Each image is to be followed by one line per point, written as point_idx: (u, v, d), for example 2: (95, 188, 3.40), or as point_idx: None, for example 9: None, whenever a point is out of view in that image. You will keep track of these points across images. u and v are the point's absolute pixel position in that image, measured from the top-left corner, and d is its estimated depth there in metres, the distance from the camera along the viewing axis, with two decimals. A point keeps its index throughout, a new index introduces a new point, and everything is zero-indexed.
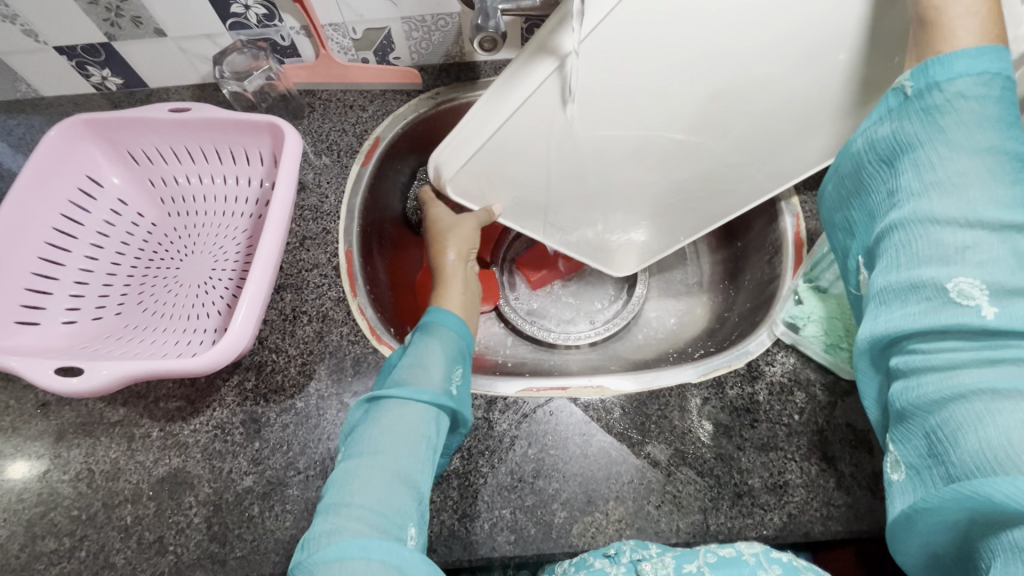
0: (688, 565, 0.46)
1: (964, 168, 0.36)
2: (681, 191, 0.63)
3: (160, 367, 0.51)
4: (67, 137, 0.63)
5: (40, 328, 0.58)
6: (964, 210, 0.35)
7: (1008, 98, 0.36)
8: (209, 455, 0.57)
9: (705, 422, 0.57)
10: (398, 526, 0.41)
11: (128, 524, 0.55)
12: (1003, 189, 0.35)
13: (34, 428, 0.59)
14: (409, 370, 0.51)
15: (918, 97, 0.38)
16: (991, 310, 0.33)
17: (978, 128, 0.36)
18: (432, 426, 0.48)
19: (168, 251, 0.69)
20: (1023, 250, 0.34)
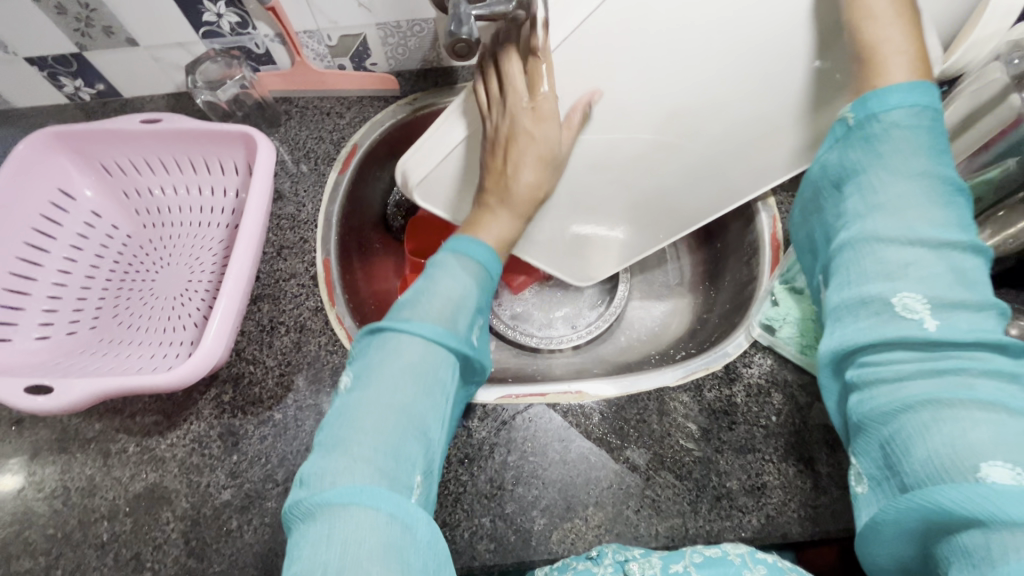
0: (675, 565, 0.46)
1: (906, 191, 0.39)
2: (661, 200, 0.65)
3: (131, 384, 0.51)
4: (37, 150, 0.62)
5: (12, 344, 0.58)
6: (908, 231, 0.39)
7: (937, 128, 0.40)
8: (186, 469, 0.57)
9: (684, 425, 0.57)
10: (404, 476, 0.41)
11: (105, 541, 0.54)
12: (939, 211, 0.39)
13: (7, 446, 0.58)
14: (440, 304, 0.48)
15: (861, 126, 0.42)
16: (932, 322, 0.37)
17: (914, 154, 0.40)
18: (446, 373, 0.47)
19: (144, 263, 0.68)
20: (958, 267, 0.38)
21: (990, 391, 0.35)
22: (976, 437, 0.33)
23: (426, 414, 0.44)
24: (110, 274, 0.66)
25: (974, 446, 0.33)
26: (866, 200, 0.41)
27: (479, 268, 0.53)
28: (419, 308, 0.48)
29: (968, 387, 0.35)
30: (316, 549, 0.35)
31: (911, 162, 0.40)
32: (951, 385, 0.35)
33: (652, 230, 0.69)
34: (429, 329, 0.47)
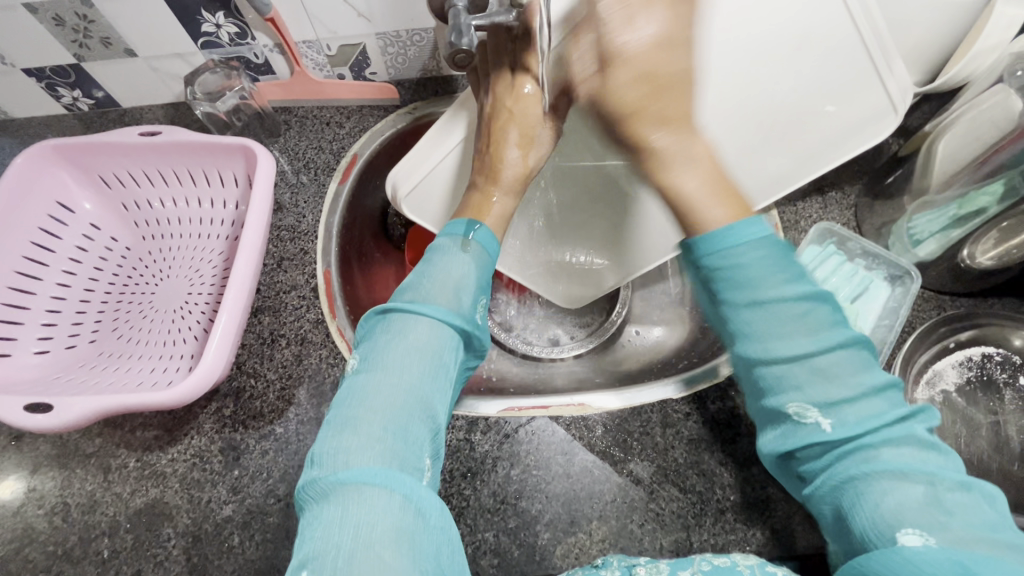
0: (681, 572, 0.44)
1: (808, 301, 0.41)
2: (627, 225, 0.64)
3: (132, 401, 0.50)
4: (35, 163, 0.62)
5: (11, 359, 0.57)
6: (796, 341, 0.41)
7: (779, 245, 0.43)
8: (187, 484, 0.57)
9: (687, 437, 0.57)
10: (414, 458, 0.40)
11: (106, 558, 0.54)
12: (807, 319, 0.41)
13: (7, 462, 0.58)
14: (438, 286, 0.49)
15: (718, 267, 0.43)
16: (826, 422, 0.40)
17: (787, 268, 0.42)
18: (451, 354, 0.47)
19: (143, 275, 0.68)
20: (841, 361, 0.41)
21: (894, 455, 0.39)
22: (893, 502, 0.37)
23: (434, 395, 0.44)
24: (109, 287, 0.66)
25: (901, 512, 0.36)
26: (772, 322, 0.41)
27: (482, 247, 0.53)
28: (422, 290, 0.48)
29: (874, 419, 0.40)
30: (327, 534, 0.35)
31: (780, 285, 0.41)
32: (864, 442, 0.39)
33: (622, 258, 0.66)
34: (434, 309, 0.47)
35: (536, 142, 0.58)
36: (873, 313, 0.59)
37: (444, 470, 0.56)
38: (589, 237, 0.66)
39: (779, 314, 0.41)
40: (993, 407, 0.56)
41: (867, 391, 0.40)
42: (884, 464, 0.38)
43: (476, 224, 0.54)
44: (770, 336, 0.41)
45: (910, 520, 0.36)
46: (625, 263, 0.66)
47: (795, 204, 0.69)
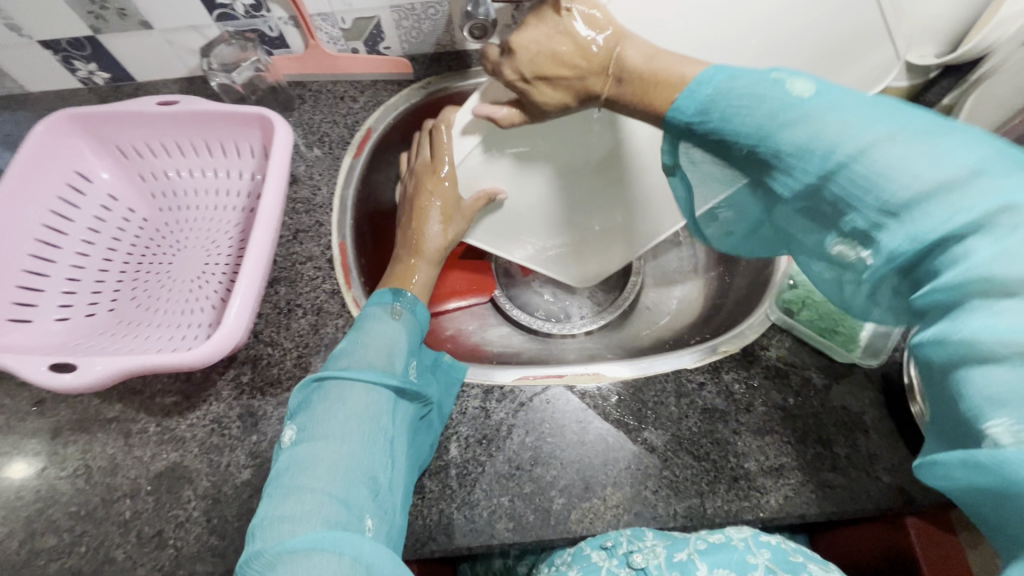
0: (678, 552, 0.48)
1: (812, 121, 0.35)
2: (610, 220, 0.68)
3: (154, 363, 0.51)
4: (55, 131, 0.62)
5: (32, 325, 0.58)
6: (810, 173, 0.37)
7: (766, 75, 0.37)
8: (206, 449, 0.57)
9: (701, 407, 0.57)
10: (356, 517, 0.42)
11: (127, 519, 0.55)
12: (790, 141, 0.36)
13: (30, 426, 0.59)
14: (371, 351, 0.51)
15: (702, 134, 0.41)
16: (868, 256, 0.36)
17: (771, 100, 0.37)
18: (388, 414, 0.48)
19: (161, 246, 0.68)
20: (864, 175, 0.34)
21: (908, 162, 0.33)
22: (995, 351, 0.29)
23: (373, 455, 0.45)
24: (128, 257, 0.67)
25: (1006, 380, 0.29)
26: (785, 173, 0.38)
27: (410, 316, 0.56)
28: (356, 356, 0.50)
29: (945, 220, 0.32)
30: None
31: (763, 121, 0.37)
32: (934, 257, 0.33)
33: (608, 245, 0.71)
34: (365, 372, 0.49)
35: (456, 213, 0.61)
36: None
37: (460, 437, 0.57)
38: (572, 235, 0.70)
39: (784, 163, 0.37)
40: None
41: (937, 190, 0.32)
42: (982, 311, 0.30)
43: (401, 293, 0.58)
44: (790, 183, 0.38)
45: (1010, 405, 0.29)
46: (612, 247, 0.71)
47: None
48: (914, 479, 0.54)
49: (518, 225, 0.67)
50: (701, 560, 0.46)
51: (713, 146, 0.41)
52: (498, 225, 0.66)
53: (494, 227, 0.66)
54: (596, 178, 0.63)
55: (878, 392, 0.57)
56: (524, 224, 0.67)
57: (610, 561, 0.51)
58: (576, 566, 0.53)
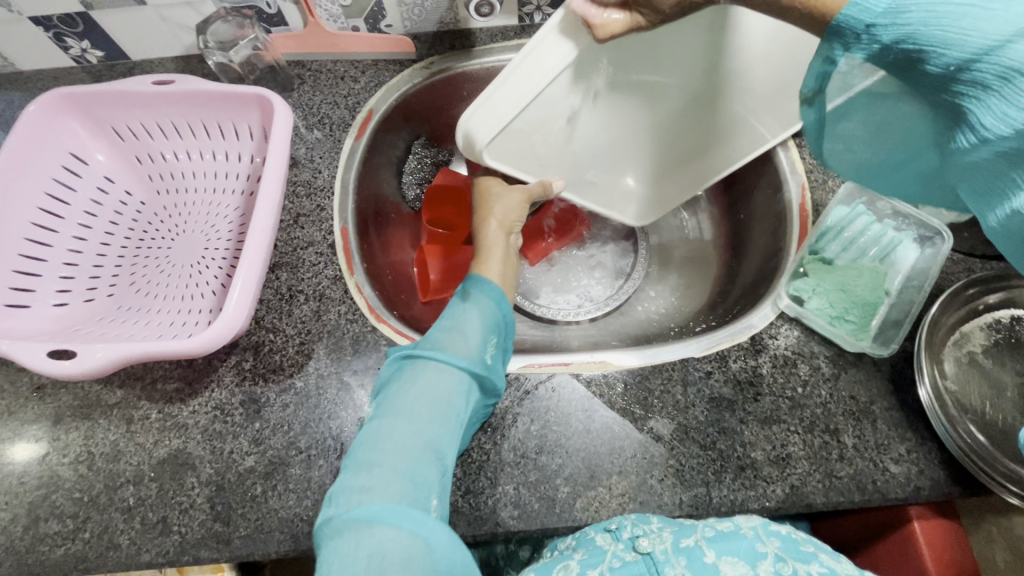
0: (684, 539, 0.45)
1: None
2: (688, 138, 0.67)
3: (154, 350, 0.50)
4: (48, 111, 0.61)
5: (31, 311, 0.57)
6: None
7: None
8: (209, 436, 0.57)
9: (708, 396, 0.57)
10: (423, 497, 0.42)
11: (131, 505, 0.55)
12: None
13: (31, 412, 0.59)
14: (447, 333, 0.51)
15: (887, 42, 0.36)
16: None
17: (1012, 4, 0.32)
18: (463, 398, 0.48)
19: (158, 230, 0.67)
20: None
21: None
22: None
23: (442, 436, 0.46)
24: (126, 241, 0.65)
25: None
26: (1001, 106, 0.35)
27: (488, 297, 0.54)
28: (438, 339, 0.51)
29: None
30: (338, 567, 0.36)
31: (997, 30, 0.33)
32: None
33: (677, 167, 0.71)
34: (443, 354, 0.49)
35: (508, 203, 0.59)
36: (900, 274, 0.58)
37: None
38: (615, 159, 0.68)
39: (1010, 86, 0.34)
40: (1020, 368, 0.55)
41: None
42: None
43: (481, 279, 0.54)
44: (1003, 121, 0.35)
45: None
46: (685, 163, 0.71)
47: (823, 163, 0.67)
48: (921, 469, 0.53)
49: (575, 146, 0.62)
50: (709, 546, 0.44)
51: (900, 63, 0.38)
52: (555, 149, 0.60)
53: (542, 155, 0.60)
54: (691, 87, 0.61)
55: (887, 382, 0.56)
56: (581, 143, 0.63)
57: (616, 545, 0.47)
58: (578, 549, 0.49)
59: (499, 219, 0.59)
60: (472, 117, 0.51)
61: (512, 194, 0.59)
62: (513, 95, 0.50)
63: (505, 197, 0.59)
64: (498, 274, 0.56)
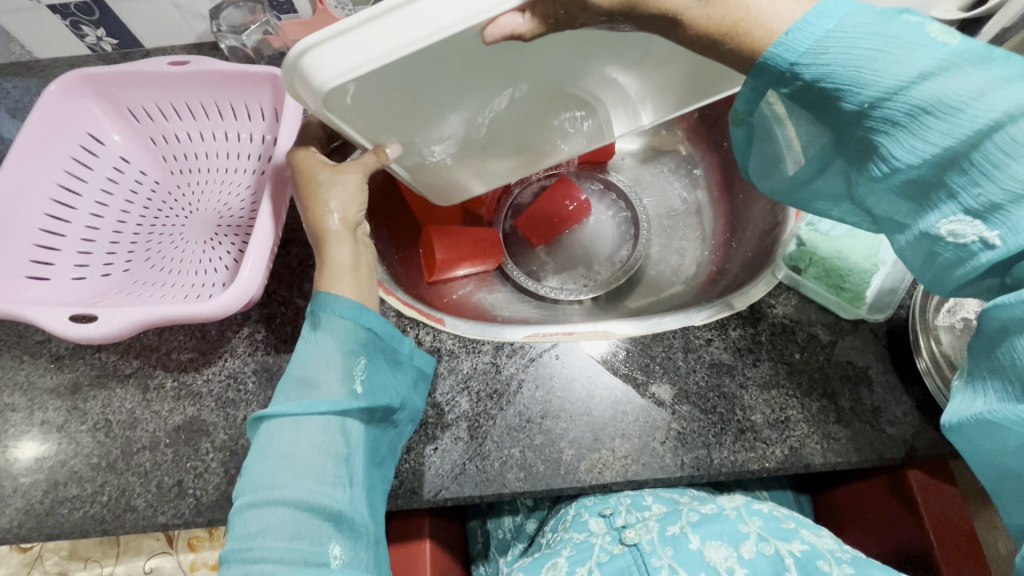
0: (671, 525, 0.54)
1: (957, 74, 0.33)
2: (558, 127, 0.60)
3: (172, 315, 0.52)
4: (67, 92, 0.63)
5: (50, 283, 0.59)
6: (950, 132, 0.33)
7: (899, 15, 0.34)
8: (222, 403, 0.59)
9: (708, 362, 0.58)
10: (316, 554, 0.43)
11: (148, 470, 0.56)
12: (954, 82, 0.33)
13: (49, 382, 0.60)
14: (304, 377, 0.48)
15: (809, 80, 0.36)
16: (994, 235, 0.34)
17: (915, 49, 0.33)
18: (340, 439, 0.47)
19: (172, 209, 0.69)
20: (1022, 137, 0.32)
21: None
22: None
23: (321, 490, 0.44)
24: (141, 218, 0.67)
25: None
26: (910, 139, 0.35)
27: (344, 318, 0.49)
28: (298, 387, 0.48)
29: None
30: None
31: (906, 73, 0.33)
32: None
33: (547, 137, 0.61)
34: (296, 405, 0.46)
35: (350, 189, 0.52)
36: None
37: (470, 391, 0.58)
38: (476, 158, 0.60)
39: (917, 122, 0.34)
40: None
41: None
42: None
43: (332, 298, 0.49)
44: (912, 152, 0.35)
45: None
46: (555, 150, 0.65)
47: None
48: (916, 431, 0.55)
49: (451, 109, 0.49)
50: (693, 532, 0.52)
51: (818, 100, 0.37)
52: (406, 131, 0.50)
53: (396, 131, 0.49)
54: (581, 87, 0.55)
55: (883, 347, 0.58)
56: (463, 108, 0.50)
57: (603, 538, 0.56)
58: (577, 532, 0.59)
59: (339, 212, 0.52)
60: (312, 46, 0.37)
61: (347, 176, 0.52)
62: (381, 42, 0.37)
63: (337, 185, 0.52)
64: (349, 285, 0.50)
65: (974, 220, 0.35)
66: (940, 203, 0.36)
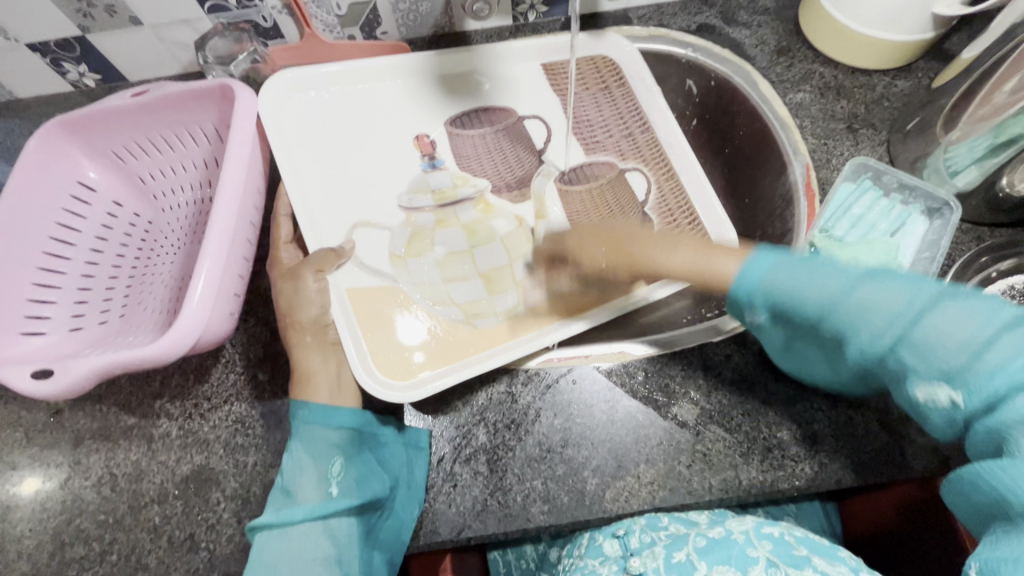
0: (677, 552, 0.51)
1: (876, 287, 0.39)
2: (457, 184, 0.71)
3: (152, 355, 0.51)
4: (47, 140, 0.61)
5: (48, 337, 0.57)
6: (892, 323, 0.39)
7: (805, 263, 0.42)
8: (231, 449, 0.57)
9: (729, 379, 0.57)
10: None
11: (157, 525, 0.54)
12: (878, 286, 0.40)
13: (49, 437, 0.58)
14: (285, 488, 0.51)
15: (766, 308, 0.44)
16: (959, 395, 0.38)
17: (837, 275, 0.41)
18: (326, 542, 0.50)
19: (163, 247, 0.68)
20: (942, 321, 0.37)
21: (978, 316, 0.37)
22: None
23: None
24: (135, 261, 0.66)
25: None
26: (862, 330, 0.40)
27: (316, 424, 0.53)
28: (282, 497, 0.51)
29: None
30: None
31: (834, 286, 0.41)
32: (1010, 402, 0.36)
33: None
34: (275, 515, 0.50)
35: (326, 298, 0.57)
36: (911, 246, 0.59)
37: (487, 423, 0.56)
38: (398, 133, 0.69)
39: (862, 316, 0.40)
40: None
41: (1002, 337, 0.36)
42: None
43: (301, 405, 0.53)
44: (875, 336, 0.40)
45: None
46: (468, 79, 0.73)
47: (825, 142, 0.68)
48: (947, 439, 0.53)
49: None
50: (700, 559, 0.49)
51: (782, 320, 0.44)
52: None
53: (375, 268, 0.62)
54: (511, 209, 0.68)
55: None
56: None
57: (609, 568, 0.54)
58: (591, 559, 0.57)
59: (313, 332, 0.56)
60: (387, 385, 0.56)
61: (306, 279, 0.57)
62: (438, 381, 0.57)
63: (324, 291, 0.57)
64: (326, 389, 0.54)
65: (942, 384, 0.38)
66: (914, 379, 0.39)
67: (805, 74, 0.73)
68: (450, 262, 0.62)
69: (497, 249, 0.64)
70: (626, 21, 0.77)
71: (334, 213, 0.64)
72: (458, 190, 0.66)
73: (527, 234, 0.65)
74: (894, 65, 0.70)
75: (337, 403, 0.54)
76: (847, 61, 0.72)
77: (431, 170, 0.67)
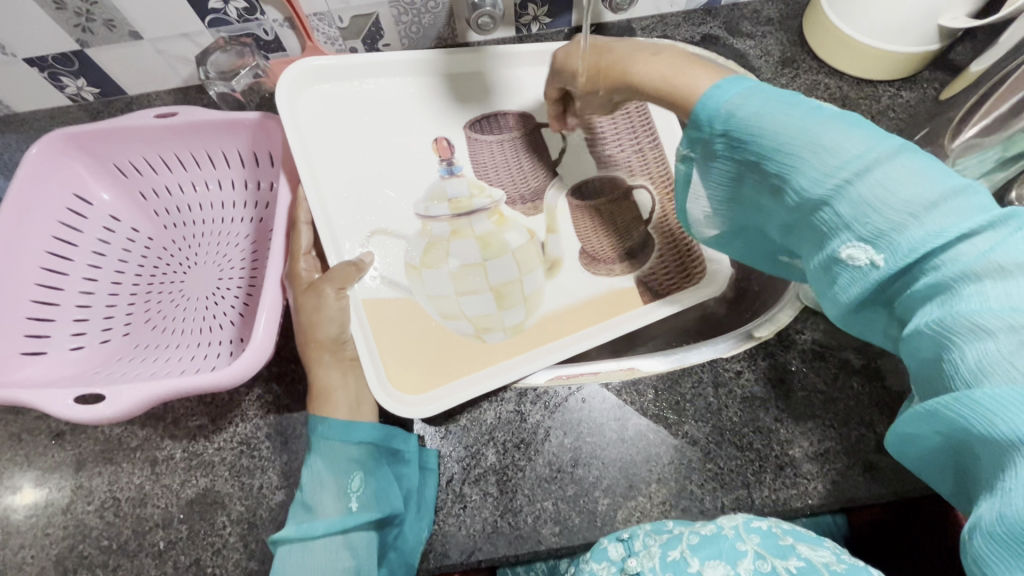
0: (670, 551, 0.41)
1: (833, 135, 0.35)
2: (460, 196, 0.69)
3: (207, 385, 0.51)
4: (49, 154, 0.60)
5: (48, 357, 0.58)
6: (842, 168, 0.35)
7: (789, 98, 0.38)
8: (237, 472, 0.56)
9: (740, 396, 0.56)
10: None
11: (162, 549, 0.53)
12: (842, 133, 0.35)
13: (51, 461, 0.57)
14: (306, 502, 0.51)
15: (722, 130, 0.40)
16: (880, 258, 0.35)
17: (802, 117, 0.37)
18: (346, 556, 0.48)
19: (170, 265, 0.67)
20: (890, 176, 0.34)
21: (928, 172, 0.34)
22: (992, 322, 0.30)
23: None
24: (137, 279, 0.66)
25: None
26: (812, 172, 0.36)
27: (336, 440, 0.52)
28: (302, 510, 0.50)
29: (963, 222, 0.32)
30: None
31: (797, 132, 0.36)
32: (937, 260, 0.33)
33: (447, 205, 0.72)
34: (297, 528, 0.49)
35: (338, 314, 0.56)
36: None
37: (497, 443, 0.56)
38: (408, 135, 0.65)
39: (813, 165, 0.36)
40: None
41: (944, 202, 0.33)
42: (972, 301, 0.31)
43: (320, 420, 0.52)
44: (817, 182, 0.36)
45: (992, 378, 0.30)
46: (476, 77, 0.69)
47: None
48: None
49: None
50: (692, 553, 0.40)
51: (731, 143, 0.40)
52: None
53: (392, 280, 0.60)
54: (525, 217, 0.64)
55: None
56: None
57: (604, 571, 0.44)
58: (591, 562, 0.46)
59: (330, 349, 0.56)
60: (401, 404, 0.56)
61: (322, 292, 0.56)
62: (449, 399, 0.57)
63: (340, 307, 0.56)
64: (343, 403, 0.54)
65: (866, 246, 0.35)
66: (841, 235, 0.36)
67: (811, 86, 0.72)
68: (464, 274, 0.59)
69: (510, 263, 0.60)
70: (630, 31, 0.76)
71: (349, 223, 0.62)
72: (474, 200, 0.62)
73: (538, 248, 0.62)
74: (898, 78, 0.70)
75: (358, 419, 0.54)
76: (853, 72, 0.71)
77: (448, 176, 0.64)
